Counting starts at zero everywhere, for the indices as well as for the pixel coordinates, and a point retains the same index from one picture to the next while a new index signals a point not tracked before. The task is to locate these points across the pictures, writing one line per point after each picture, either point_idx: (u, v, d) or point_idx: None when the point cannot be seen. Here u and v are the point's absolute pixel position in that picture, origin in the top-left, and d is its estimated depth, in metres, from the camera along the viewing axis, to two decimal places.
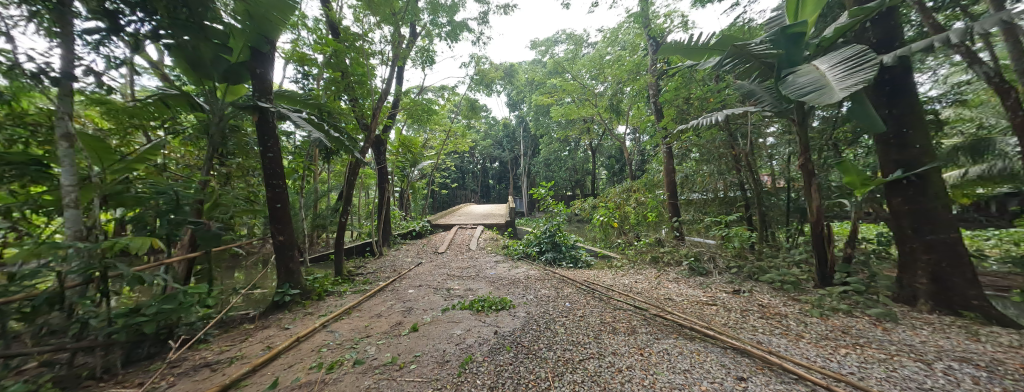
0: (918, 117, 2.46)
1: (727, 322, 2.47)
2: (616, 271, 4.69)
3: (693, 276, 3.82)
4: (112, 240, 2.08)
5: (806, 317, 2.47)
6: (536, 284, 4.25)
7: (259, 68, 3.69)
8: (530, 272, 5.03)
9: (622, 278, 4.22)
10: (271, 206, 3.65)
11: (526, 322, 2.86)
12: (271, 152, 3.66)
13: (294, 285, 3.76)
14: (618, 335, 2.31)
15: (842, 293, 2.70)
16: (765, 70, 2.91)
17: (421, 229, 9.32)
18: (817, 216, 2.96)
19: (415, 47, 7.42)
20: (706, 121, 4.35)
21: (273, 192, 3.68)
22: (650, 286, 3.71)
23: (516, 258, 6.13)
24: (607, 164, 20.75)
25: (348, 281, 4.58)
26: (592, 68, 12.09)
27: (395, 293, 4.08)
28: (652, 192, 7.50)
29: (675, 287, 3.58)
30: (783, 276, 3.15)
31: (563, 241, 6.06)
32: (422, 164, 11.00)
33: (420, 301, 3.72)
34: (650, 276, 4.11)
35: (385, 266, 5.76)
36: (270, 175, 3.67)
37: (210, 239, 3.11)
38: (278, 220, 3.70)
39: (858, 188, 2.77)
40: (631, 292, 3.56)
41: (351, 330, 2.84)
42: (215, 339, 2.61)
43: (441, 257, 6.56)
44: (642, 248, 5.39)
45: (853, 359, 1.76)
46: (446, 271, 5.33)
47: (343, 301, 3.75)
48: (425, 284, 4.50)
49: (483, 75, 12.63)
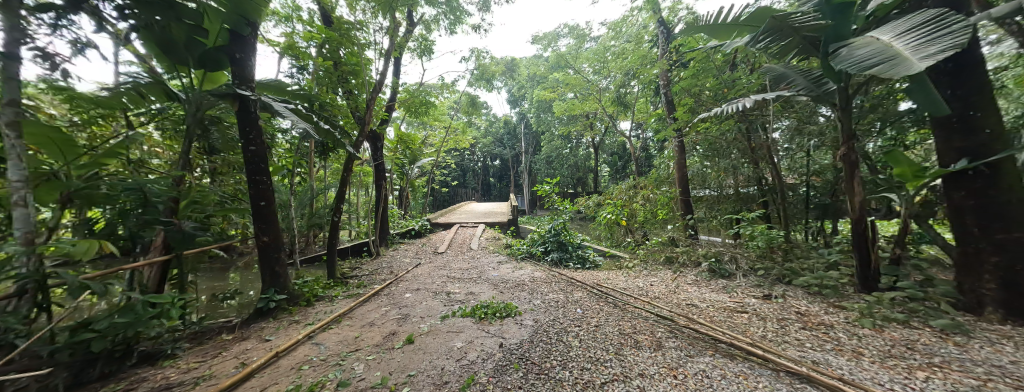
0: (988, 98, 2.18)
1: (766, 335, 2.15)
2: (628, 272, 4.38)
3: (714, 279, 3.50)
4: (51, 243, 1.78)
5: (856, 329, 2.16)
6: (543, 287, 3.95)
7: (240, 53, 3.35)
8: (536, 273, 4.74)
9: (636, 281, 3.90)
10: (255, 204, 3.36)
11: (535, 333, 2.55)
12: (253, 145, 3.37)
13: (280, 290, 3.46)
14: (643, 351, 2.01)
15: (893, 300, 2.38)
16: (807, 47, 2.55)
17: (420, 228, 9.01)
18: (860, 213, 2.64)
19: (413, 37, 7.11)
20: (724, 110, 4.02)
21: (257, 189, 3.38)
22: (667, 290, 3.39)
23: (520, 258, 5.84)
24: (609, 161, 20.43)
25: (341, 284, 4.29)
26: (596, 62, 11.75)
27: (390, 298, 3.78)
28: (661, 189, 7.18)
29: (696, 291, 3.26)
30: (820, 280, 2.82)
31: (569, 240, 5.76)
32: (421, 161, 10.72)
33: (417, 307, 3.43)
34: (666, 278, 3.79)
35: (381, 268, 5.47)
36: (254, 170, 3.37)
37: (183, 241, 2.80)
38: (262, 220, 3.41)
39: (910, 180, 2.44)
40: (648, 296, 3.24)
41: (339, 342, 2.53)
42: (185, 353, 2.30)
43: (441, 257, 6.26)
44: (653, 247, 5.07)
45: (940, 386, 1.45)
46: (446, 272, 5.04)
47: (333, 307, 3.44)
48: (423, 287, 4.21)
49: (484, 69, 12.33)
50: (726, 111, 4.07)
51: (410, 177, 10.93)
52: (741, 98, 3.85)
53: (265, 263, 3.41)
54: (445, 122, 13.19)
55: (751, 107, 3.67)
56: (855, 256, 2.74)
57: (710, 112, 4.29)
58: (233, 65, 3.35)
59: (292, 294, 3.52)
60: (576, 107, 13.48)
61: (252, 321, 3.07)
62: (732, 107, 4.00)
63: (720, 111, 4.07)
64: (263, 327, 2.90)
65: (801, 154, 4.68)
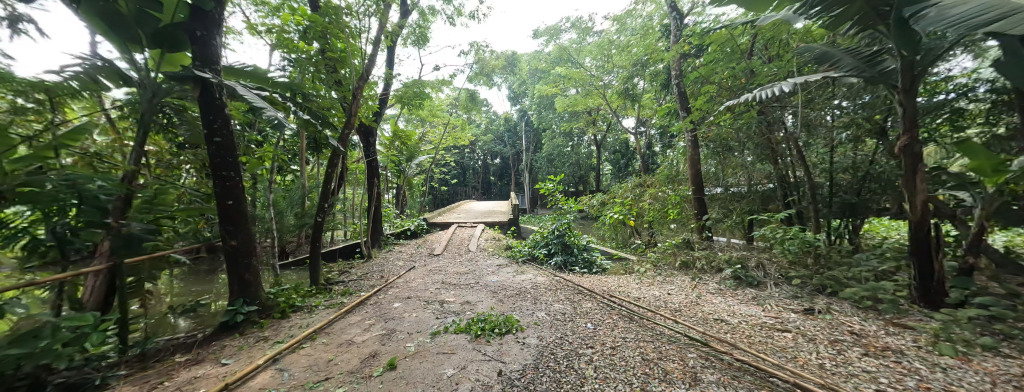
0: None
1: (826, 364, 1.75)
2: (640, 278, 3.98)
3: (741, 288, 3.09)
4: None
5: (934, 357, 1.75)
6: (547, 296, 3.56)
7: (201, 30, 2.90)
8: (538, 279, 4.35)
9: (651, 289, 3.50)
10: (221, 202, 2.99)
11: (539, 356, 2.17)
12: (219, 136, 2.98)
13: (251, 301, 3.11)
14: (676, 387, 1.61)
15: (967, 320, 1.98)
16: (868, 14, 2.15)
17: (417, 228, 8.64)
18: (923, 214, 2.25)
19: (408, 25, 6.72)
20: (748, 98, 3.60)
21: (223, 187, 3.00)
22: (688, 301, 3.00)
23: (521, 261, 5.45)
24: (611, 159, 20.10)
25: (324, 292, 3.91)
26: (600, 55, 11.38)
27: (376, 309, 3.40)
28: (671, 187, 6.78)
29: (720, 302, 2.88)
30: (870, 292, 2.42)
31: (574, 242, 5.36)
32: (419, 158, 10.33)
33: (405, 320, 3.05)
34: (685, 286, 3.38)
35: (372, 272, 5.08)
36: (219, 165, 2.99)
37: (129, 247, 2.41)
38: (229, 221, 3.03)
39: (991, 176, 2.04)
40: (667, 309, 2.85)
41: (307, 368, 2.14)
42: (118, 384, 1.92)
43: (437, 260, 5.87)
44: (667, 251, 4.68)
45: None
46: (441, 278, 4.65)
47: (310, 320, 3.09)
48: (414, 295, 3.82)
49: (484, 64, 11.97)
50: (750, 100, 3.66)
51: (408, 175, 10.56)
52: (771, 84, 3.41)
53: (233, 270, 3.04)
54: (444, 118, 12.81)
55: (782, 93, 3.25)
56: (913, 264, 2.35)
57: (732, 101, 3.87)
58: (194, 44, 2.89)
59: (264, 305, 3.17)
60: (579, 102, 13.10)
61: (215, 338, 2.74)
62: (758, 94, 3.57)
63: (744, 99, 3.65)
64: (223, 347, 2.53)
65: (828, 148, 4.28)
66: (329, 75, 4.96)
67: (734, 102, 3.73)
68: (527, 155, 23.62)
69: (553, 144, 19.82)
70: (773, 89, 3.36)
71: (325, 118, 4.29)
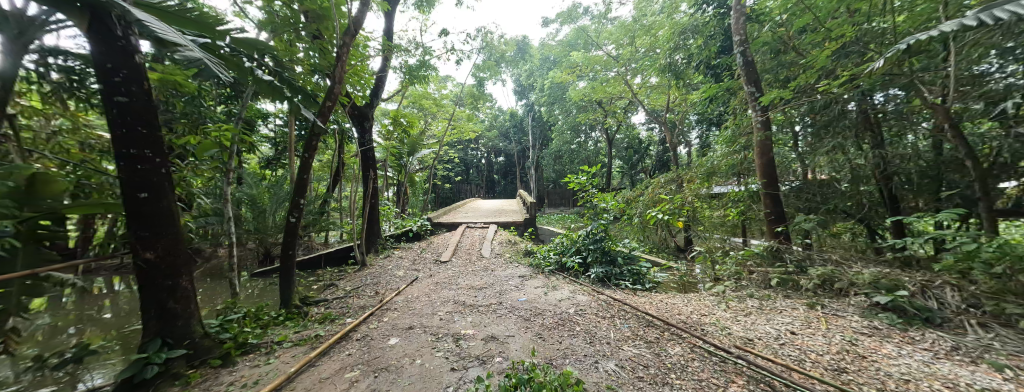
0: None
1: None
2: (724, 302, 2.92)
3: (914, 327, 2.03)
4: None
5: None
6: (604, 329, 2.53)
7: None
8: (579, 299, 3.34)
9: (756, 321, 2.43)
10: (129, 195, 2.01)
11: None
12: (122, 94, 1.99)
13: (174, 343, 2.12)
14: None
15: None
16: None
17: (420, 229, 7.66)
18: None
19: None
20: (945, 30, 2.38)
21: (129, 171, 2.01)
22: (838, 347, 1.94)
23: (548, 272, 4.45)
24: (623, 155, 18.97)
25: (295, 321, 2.89)
26: (622, 38, 10.33)
27: (363, 349, 2.38)
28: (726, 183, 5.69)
29: (901, 355, 1.80)
30: None
31: (615, 249, 4.33)
32: (422, 151, 9.31)
33: (403, 374, 2.02)
34: (811, 321, 2.31)
35: (364, 286, 4.08)
36: (122, 138, 1.99)
37: None
38: (142, 223, 2.04)
39: None
40: (813, 364, 1.79)
41: None
42: None
43: (444, 269, 4.88)
44: (743, 261, 3.64)
45: None
46: (452, 296, 3.63)
47: (263, 373, 2.08)
48: (418, 324, 2.81)
49: (493, 49, 10.98)
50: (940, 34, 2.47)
51: (410, 170, 9.57)
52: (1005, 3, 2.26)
53: (148, 297, 2.06)
54: (448, 109, 11.82)
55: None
56: None
57: (902, 44, 2.66)
58: None
59: (197, 347, 2.20)
60: (598, 91, 12.04)
61: None
62: (972, 19, 2.33)
63: (940, 32, 2.41)
64: None
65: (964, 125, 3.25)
66: (311, 37, 3.93)
67: (920, 38, 2.50)
68: (535, 152, 22.52)
69: (563, 139, 18.77)
70: (1013, 6, 2.17)
71: (300, 88, 3.31)
